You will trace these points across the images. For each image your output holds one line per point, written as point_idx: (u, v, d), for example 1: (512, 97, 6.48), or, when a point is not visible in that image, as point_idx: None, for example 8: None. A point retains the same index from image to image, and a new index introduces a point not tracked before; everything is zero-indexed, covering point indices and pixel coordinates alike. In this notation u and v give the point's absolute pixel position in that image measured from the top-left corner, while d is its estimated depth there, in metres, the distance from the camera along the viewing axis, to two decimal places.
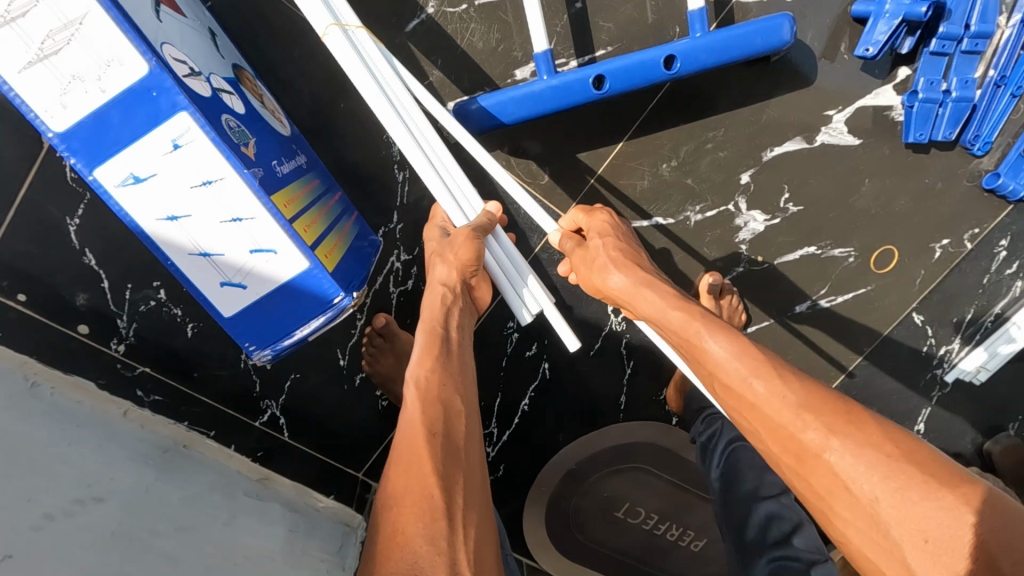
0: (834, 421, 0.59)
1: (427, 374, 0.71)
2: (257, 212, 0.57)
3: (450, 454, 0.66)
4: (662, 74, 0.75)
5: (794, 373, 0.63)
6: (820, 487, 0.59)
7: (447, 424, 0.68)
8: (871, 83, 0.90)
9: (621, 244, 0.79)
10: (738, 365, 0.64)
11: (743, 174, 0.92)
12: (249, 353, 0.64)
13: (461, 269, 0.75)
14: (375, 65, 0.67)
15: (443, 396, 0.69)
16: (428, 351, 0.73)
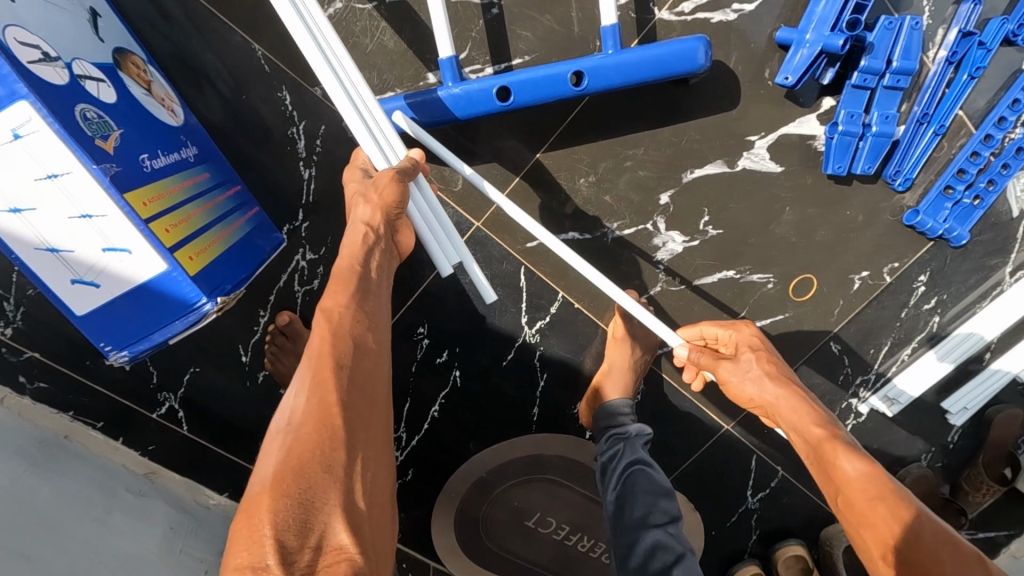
0: (889, 482, 0.66)
1: (341, 310, 0.64)
2: (108, 210, 0.55)
3: (357, 393, 0.60)
4: (571, 90, 0.74)
5: (917, 503, 0.65)
6: (874, 521, 0.65)
7: (357, 358, 0.62)
8: (795, 111, 0.89)
9: (767, 356, 0.83)
10: (873, 489, 0.66)
11: (662, 194, 0.91)
12: (105, 353, 0.61)
13: (386, 211, 0.67)
14: (304, 6, 0.60)
15: (356, 334, 0.63)
16: (348, 284, 0.66)
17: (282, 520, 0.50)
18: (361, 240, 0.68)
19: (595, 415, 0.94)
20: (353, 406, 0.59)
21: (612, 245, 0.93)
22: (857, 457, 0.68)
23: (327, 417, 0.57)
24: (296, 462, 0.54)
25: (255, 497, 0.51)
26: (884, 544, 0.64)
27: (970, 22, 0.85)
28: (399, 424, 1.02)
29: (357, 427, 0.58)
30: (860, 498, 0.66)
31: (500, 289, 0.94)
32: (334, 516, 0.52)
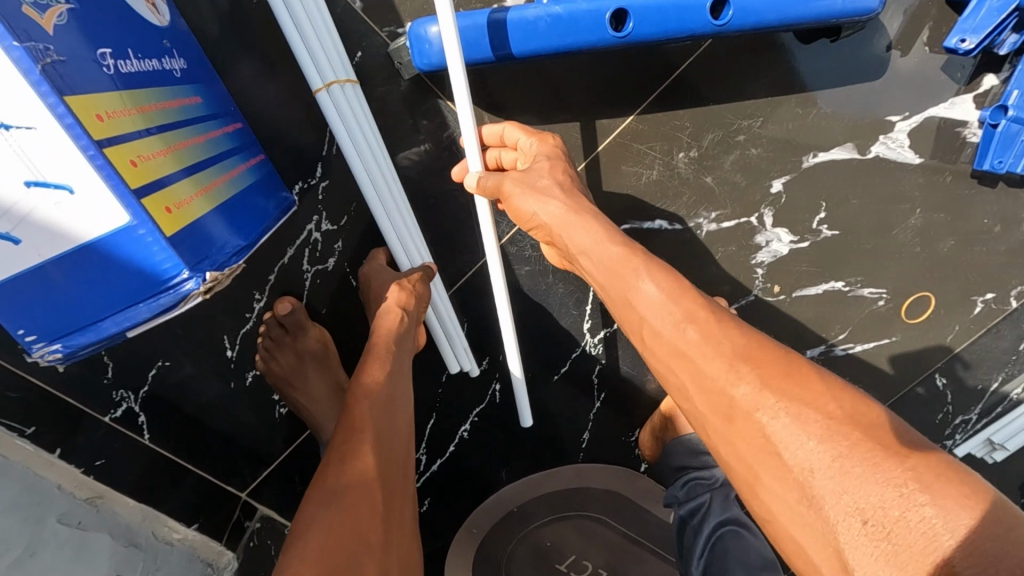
0: (773, 370, 0.44)
1: (377, 387, 0.53)
2: (40, 121, 0.34)
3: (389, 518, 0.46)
4: (707, 25, 0.54)
5: (742, 325, 0.48)
6: (749, 457, 0.43)
7: (393, 445, 0.50)
8: (947, 89, 0.72)
9: (565, 168, 0.61)
10: (673, 307, 0.49)
11: (775, 181, 0.73)
12: (26, 345, 0.40)
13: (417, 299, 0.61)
14: (349, 133, 0.55)
15: (389, 423, 0.51)
16: (386, 367, 0.56)
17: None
18: (389, 333, 0.58)
19: (668, 450, 0.75)
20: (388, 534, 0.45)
21: (705, 241, 0.75)
22: (709, 342, 0.47)
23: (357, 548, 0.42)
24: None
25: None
26: (811, 519, 0.39)
27: None
28: (417, 445, 0.82)
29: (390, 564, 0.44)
30: (742, 447, 0.43)
31: (561, 285, 0.76)
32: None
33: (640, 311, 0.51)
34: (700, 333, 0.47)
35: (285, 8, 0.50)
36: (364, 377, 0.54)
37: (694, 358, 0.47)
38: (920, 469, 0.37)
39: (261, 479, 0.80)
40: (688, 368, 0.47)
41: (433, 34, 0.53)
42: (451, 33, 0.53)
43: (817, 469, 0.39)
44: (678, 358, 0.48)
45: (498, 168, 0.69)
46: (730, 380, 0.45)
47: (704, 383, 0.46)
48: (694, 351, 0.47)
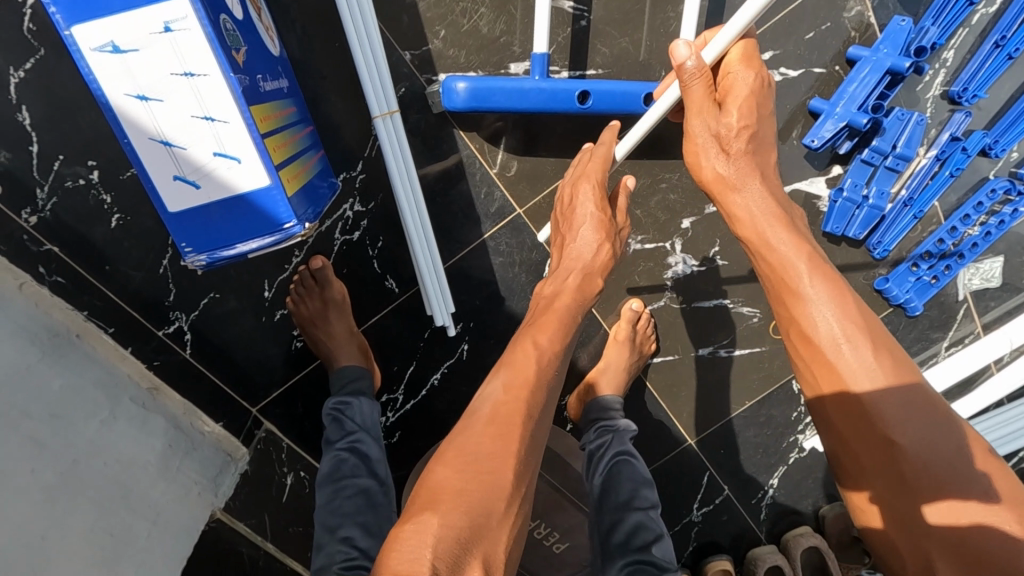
0: (912, 393, 0.64)
1: (552, 353, 0.74)
2: (232, 118, 0.57)
3: (534, 447, 0.67)
4: (639, 108, 0.82)
5: (885, 343, 0.67)
6: (858, 449, 0.65)
7: (539, 414, 0.69)
8: (808, 170, 1.02)
9: (755, 124, 0.79)
10: (836, 329, 0.68)
11: (685, 219, 1.01)
12: (182, 254, 0.63)
13: (592, 276, 0.84)
14: (390, 144, 0.81)
15: (549, 382, 0.72)
16: (563, 337, 0.77)
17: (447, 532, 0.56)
18: (575, 289, 0.82)
19: (588, 407, 1.02)
20: (533, 452, 0.67)
21: (631, 256, 1.03)
22: (864, 353, 0.66)
23: (510, 455, 0.63)
24: (482, 478, 0.61)
25: (429, 507, 0.59)
26: (895, 505, 0.64)
27: (959, 129, 1.00)
28: (396, 386, 1.04)
29: (526, 473, 0.65)
30: (859, 444, 0.65)
31: (523, 275, 1.00)
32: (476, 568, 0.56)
33: (796, 311, 0.71)
34: (863, 346, 0.67)
35: (363, 64, 0.76)
36: (545, 336, 0.75)
37: (837, 361, 0.67)
38: (976, 496, 0.61)
39: (271, 398, 1.00)
40: (836, 374, 0.67)
41: (456, 88, 0.79)
42: (470, 89, 0.78)
43: (919, 476, 0.62)
44: (823, 359, 0.68)
45: (489, 182, 0.93)
46: (871, 393, 0.65)
47: (843, 378, 0.66)
48: (844, 361, 0.67)
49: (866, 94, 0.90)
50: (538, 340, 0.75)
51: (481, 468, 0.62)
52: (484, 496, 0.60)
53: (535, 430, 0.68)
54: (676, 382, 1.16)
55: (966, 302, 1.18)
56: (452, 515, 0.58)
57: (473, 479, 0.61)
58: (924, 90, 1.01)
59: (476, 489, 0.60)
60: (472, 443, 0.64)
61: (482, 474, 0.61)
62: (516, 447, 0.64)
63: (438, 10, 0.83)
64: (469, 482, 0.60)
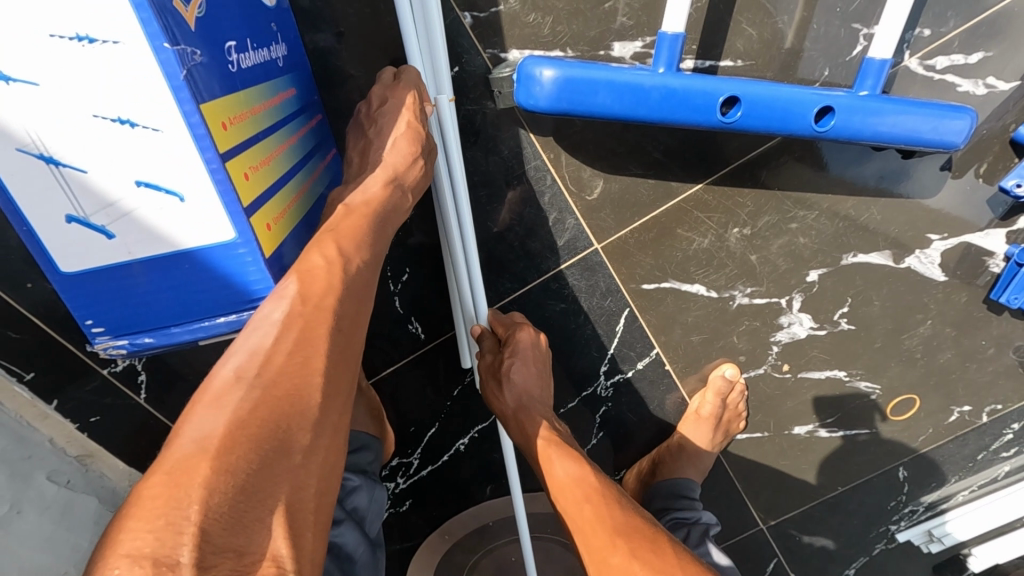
0: (643, 547, 0.51)
1: (361, 266, 0.43)
2: (168, 125, 0.32)
3: (354, 351, 0.42)
4: (808, 128, 0.55)
5: (627, 502, 0.56)
6: None
7: (345, 317, 0.41)
8: (986, 220, 0.74)
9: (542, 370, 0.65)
10: (574, 492, 0.56)
11: (812, 271, 0.75)
12: (89, 334, 0.39)
13: (401, 186, 0.50)
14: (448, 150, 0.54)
15: (351, 300, 0.42)
16: (376, 239, 0.46)
17: (217, 500, 0.31)
18: (383, 194, 0.48)
19: (656, 488, 0.82)
20: (353, 351, 0.42)
21: (733, 312, 0.77)
22: (591, 512, 0.54)
23: (275, 401, 0.36)
24: (211, 443, 0.33)
25: (183, 466, 0.32)
26: None
27: None
28: (412, 450, 0.82)
29: (327, 420, 0.38)
30: None
31: (592, 327, 0.77)
32: (279, 531, 0.32)
33: (553, 489, 0.58)
34: (586, 501, 0.55)
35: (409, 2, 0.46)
36: (351, 238, 0.44)
37: (579, 526, 0.54)
38: None
39: None
40: (578, 531, 0.54)
41: (540, 78, 0.52)
42: (561, 81, 0.52)
43: None
44: (570, 523, 0.55)
45: (561, 209, 0.68)
46: (608, 550, 0.51)
47: (586, 534, 0.53)
48: (585, 526, 0.54)
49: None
50: (337, 237, 0.44)
51: (273, 384, 0.36)
52: (280, 427, 0.35)
53: (321, 347, 0.38)
54: (756, 459, 0.94)
55: None
56: (230, 462, 0.32)
57: (266, 405, 0.35)
58: None
59: (263, 424, 0.34)
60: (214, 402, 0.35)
61: (274, 395, 0.36)
62: (285, 399, 0.36)
63: None
64: (260, 410, 0.35)
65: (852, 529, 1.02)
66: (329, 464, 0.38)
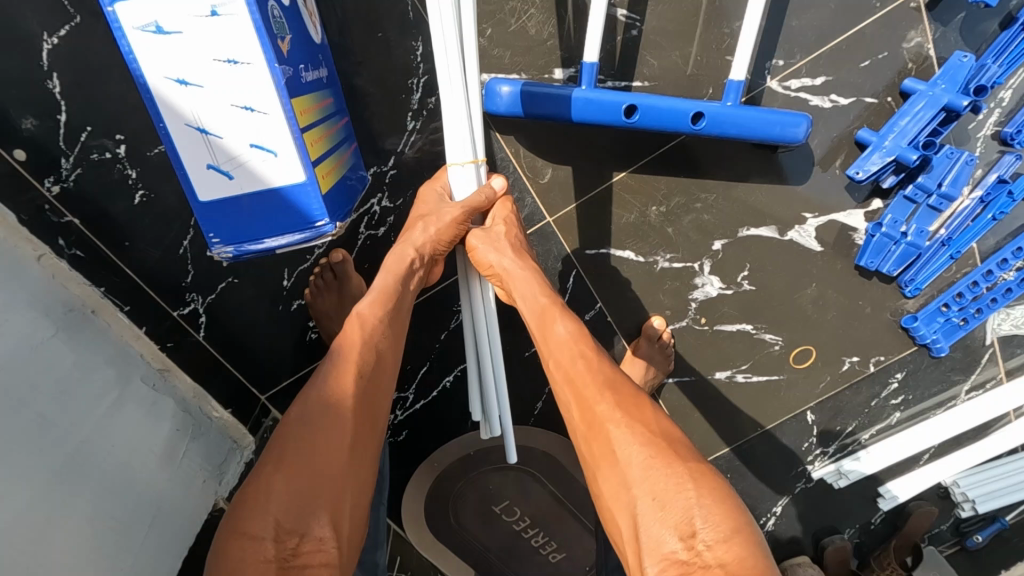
0: (628, 404, 0.69)
1: (377, 326, 0.73)
2: (272, 110, 0.55)
3: (374, 394, 0.70)
4: (687, 127, 0.79)
5: (611, 365, 0.74)
6: (597, 454, 0.68)
7: (372, 372, 0.70)
8: (848, 202, 0.99)
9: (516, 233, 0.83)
10: (571, 347, 0.74)
11: (716, 241, 0.98)
12: (209, 244, 0.61)
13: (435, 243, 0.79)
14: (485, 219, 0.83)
15: (372, 363, 0.70)
16: (392, 306, 0.75)
17: (289, 500, 0.58)
18: (401, 265, 0.77)
19: None
20: (375, 399, 0.70)
21: (658, 273, 1.00)
22: (585, 370, 0.72)
23: (326, 429, 0.63)
24: (291, 462, 0.60)
25: (269, 477, 0.59)
26: (625, 496, 0.64)
27: (1008, 171, 0.97)
28: (408, 386, 1.04)
29: (360, 442, 0.66)
30: (595, 447, 0.69)
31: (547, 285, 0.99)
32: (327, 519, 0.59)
33: (549, 341, 0.76)
34: (581, 359, 0.73)
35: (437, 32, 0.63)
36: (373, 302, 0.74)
37: (573, 375, 0.73)
38: (696, 493, 0.61)
39: (281, 387, 0.98)
40: (569, 386, 0.73)
41: (500, 91, 0.77)
42: (514, 95, 0.77)
43: (634, 463, 0.65)
44: (561, 379, 0.74)
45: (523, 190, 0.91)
46: (596, 400, 0.70)
47: (583, 386, 0.72)
48: (577, 378, 0.72)
49: (932, 127, 0.87)
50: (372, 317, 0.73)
51: (325, 419, 0.63)
52: (328, 446, 0.62)
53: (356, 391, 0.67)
54: (689, 404, 1.16)
55: (992, 347, 1.16)
56: (297, 476, 0.59)
57: (320, 433, 0.62)
58: (975, 128, 0.97)
59: (320, 444, 0.62)
60: (290, 433, 0.62)
61: (325, 426, 0.63)
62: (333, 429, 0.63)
63: (487, 7, 0.80)
64: (316, 438, 0.62)
65: (776, 468, 1.23)
66: (359, 481, 0.64)
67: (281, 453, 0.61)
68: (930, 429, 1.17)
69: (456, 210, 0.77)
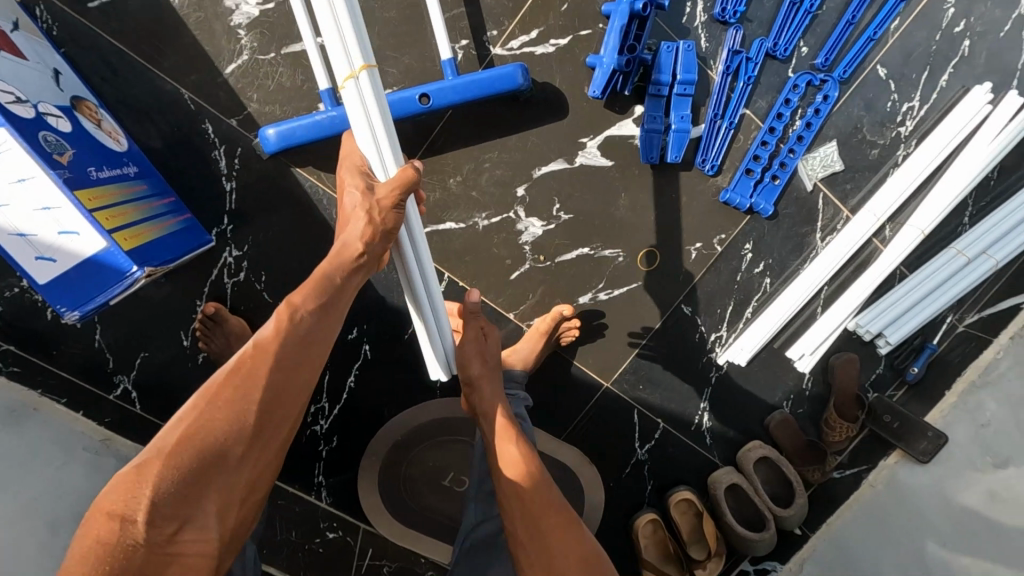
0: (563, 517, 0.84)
1: (300, 318, 0.78)
2: (62, 203, 0.76)
3: (288, 385, 0.74)
4: (419, 108, 0.99)
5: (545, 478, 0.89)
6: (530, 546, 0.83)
7: (288, 369, 0.74)
8: (615, 118, 1.14)
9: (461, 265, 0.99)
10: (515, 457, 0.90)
11: (519, 189, 1.15)
12: (61, 313, 0.82)
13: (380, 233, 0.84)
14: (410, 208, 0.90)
15: (287, 360, 0.75)
16: (312, 302, 0.79)
17: (169, 487, 0.65)
18: (337, 253, 0.84)
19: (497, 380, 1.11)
20: (286, 388, 0.74)
21: (483, 232, 1.16)
22: (521, 477, 0.88)
23: (215, 423, 0.69)
24: (182, 453, 0.66)
25: (157, 460, 0.66)
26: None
27: (735, 44, 1.13)
28: (321, 396, 1.23)
29: (263, 431, 0.72)
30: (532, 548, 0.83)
31: None
32: (210, 502, 0.67)
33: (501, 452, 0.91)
34: (514, 467, 0.89)
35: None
36: (302, 297, 0.79)
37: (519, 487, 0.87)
38: None
39: None
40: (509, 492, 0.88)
41: (267, 134, 0.96)
42: (276, 133, 0.96)
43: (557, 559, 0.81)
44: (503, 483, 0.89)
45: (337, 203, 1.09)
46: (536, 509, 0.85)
47: (516, 489, 0.87)
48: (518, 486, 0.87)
49: (636, 33, 1.04)
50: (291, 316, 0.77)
51: (223, 408, 0.70)
52: (222, 438, 0.69)
53: (261, 388, 0.72)
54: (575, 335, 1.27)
55: (821, 191, 1.26)
56: (180, 465, 0.66)
57: (214, 429, 0.68)
58: (692, 20, 1.15)
59: (213, 435, 0.68)
60: (190, 424, 0.68)
61: (223, 420, 0.69)
62: (229, 420, 0.69)
63: (246, 79, 1.03)
64: (209, 430, 0.68)
65: (682, 366, 1.34)
66: (259, 458, 0.72)
67: (176, 445, 0.67)
68: (804, 281, 1.26)
69: (388, 193, 0.82)
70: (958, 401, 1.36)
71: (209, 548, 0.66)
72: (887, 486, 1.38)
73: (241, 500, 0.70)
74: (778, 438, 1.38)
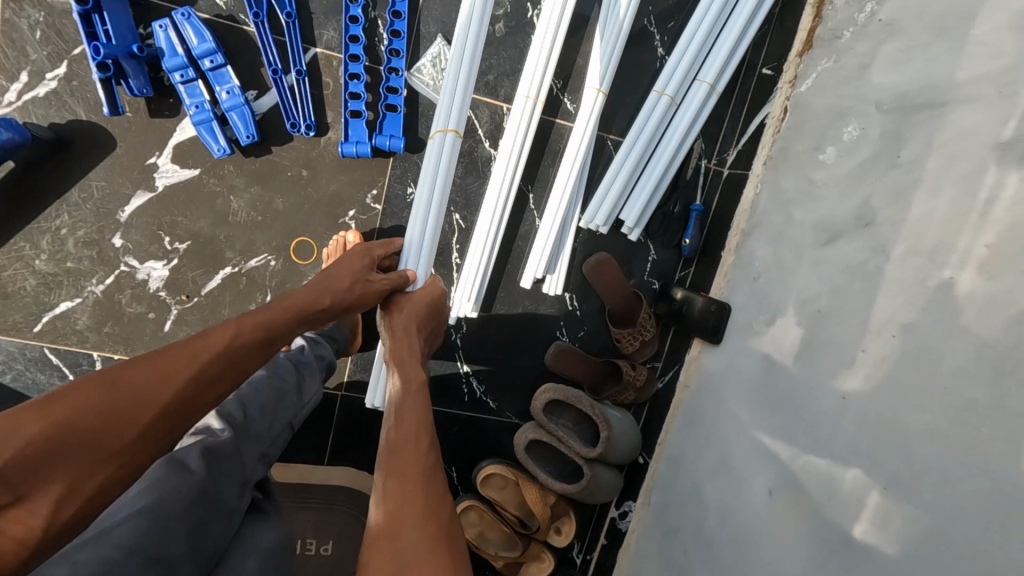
0: (429, 509, 0.61)
1: (252, 329, 0.68)
2: None
3: (200, 392, 0.60)
4: None
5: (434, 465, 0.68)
6: (385, 531, 0.58)
7: (217, 374, 0.62)
8: (172, 122, 1.01)
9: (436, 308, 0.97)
10: (411, 431, 0.70)
11: (113, 239, 1.03)
12: None
13: (354, 277, 0.87)
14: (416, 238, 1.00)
15: (221, 368, 0.62)
16: (265, 336, 0.69)
17: (57, 430, 0.50)
18: (324, 285, 0.82)
19: None
20: (200, 386, 0.60)
21: (104, 296, 1.05)
22: (413, 454, 0.67)
23: (164, 385, 0.57)
24: (117, 394, 0.54)
25: (79, 394, 0.52)
26: None
27: None
28: None
29: (144, 440, 0.55)
30: (386, 542, 0.57)
31: (36, 374, 1.05)
32: (53, 487, 0.49)
33: (401, 426, 0.71)
34: (420, 436, 0.70)
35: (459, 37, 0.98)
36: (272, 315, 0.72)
37: (406, 460, 0.66)
38: None
39: None
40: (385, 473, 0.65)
41: None
42: None
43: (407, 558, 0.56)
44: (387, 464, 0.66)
45: None
46: (402, 491, 0.62)
47: (426, 468, 0.66)
48: (401, 472, 0.65)
49: (105, 27, 0.90)
50: (241, 326, 0.67)
51: (147, 380, 0.56)
52: (140, 398, 0.55)
53: (195, 380, 0.60)
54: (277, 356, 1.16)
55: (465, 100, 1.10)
56: (91, 406, 0.52)
57: (154, 386, 0.56)
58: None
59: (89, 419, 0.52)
60: (146, 376, 0.56)
61: (150, 391, 0.56)
62: (122, 407, 0.54)
63: None
64: (161, 386, 0.56)
65: None
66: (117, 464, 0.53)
67: (54, 424, 0.50)
68: (486, 200, 1.10)
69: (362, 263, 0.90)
70: (736, 257, 1.13)
71: (16, 549, 0.47)
72: (697, 382, 1.18)
73: (87, 501, 0.51)
74: (556, 370, 1.20)
